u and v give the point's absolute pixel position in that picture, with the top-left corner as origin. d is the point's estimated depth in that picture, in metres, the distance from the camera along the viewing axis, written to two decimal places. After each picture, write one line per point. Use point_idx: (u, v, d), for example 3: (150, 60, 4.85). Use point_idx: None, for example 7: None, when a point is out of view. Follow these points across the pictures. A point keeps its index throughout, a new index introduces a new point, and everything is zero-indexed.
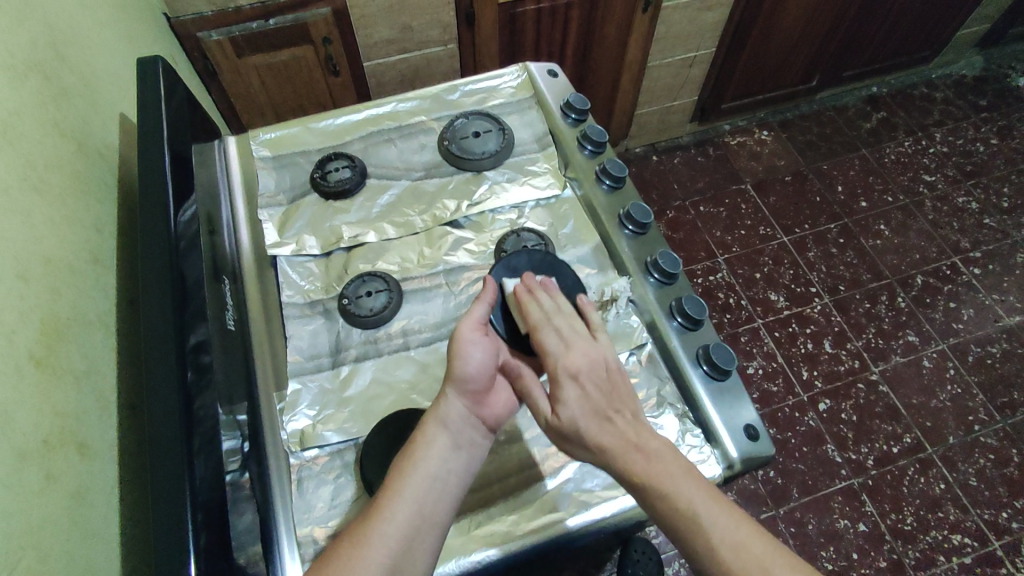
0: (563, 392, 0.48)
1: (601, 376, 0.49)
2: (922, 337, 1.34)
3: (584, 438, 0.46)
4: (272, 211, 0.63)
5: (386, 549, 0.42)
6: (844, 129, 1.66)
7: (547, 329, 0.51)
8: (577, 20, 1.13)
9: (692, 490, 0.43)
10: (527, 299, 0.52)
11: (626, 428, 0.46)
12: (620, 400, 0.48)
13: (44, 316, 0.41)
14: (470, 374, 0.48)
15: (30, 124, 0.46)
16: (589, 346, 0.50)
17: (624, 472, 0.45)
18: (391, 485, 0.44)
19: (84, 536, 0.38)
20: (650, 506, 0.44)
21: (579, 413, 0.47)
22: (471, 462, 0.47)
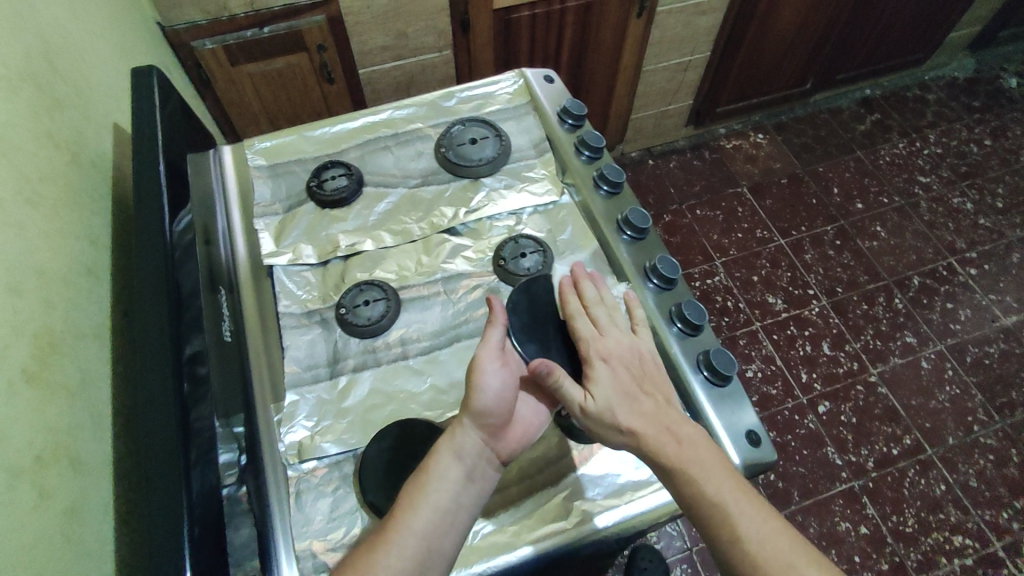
0: (595, 372, 0.50)
1: (631, 364, 0.51)
2: (920, 338, 1.34)
3: (618, 418, 0.48)
4: (268, 220, 0.62)
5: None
6: (838, 131, 1.66)
7: (583, 316, 0.53)
8: (572, 25, 1.13)
9: (722, 480, 0.46)
10: (567, 288, 0.54)
11: (656, 412, 0.49)
12: (652, 387, 0.50)
13: (37, 330, 0.40)
14: (488, 406, 0.47)
15: (24, 135, 0.45)
16: (623, 337, 0.52)
17: (656, 456, 0.47)
18: (400, 512, 0.44)
19: (79, 553, 0.37)
20: (677, 491, 0.46)
21: (610, 393, 0.49)
22: (481, 493, 0.46)
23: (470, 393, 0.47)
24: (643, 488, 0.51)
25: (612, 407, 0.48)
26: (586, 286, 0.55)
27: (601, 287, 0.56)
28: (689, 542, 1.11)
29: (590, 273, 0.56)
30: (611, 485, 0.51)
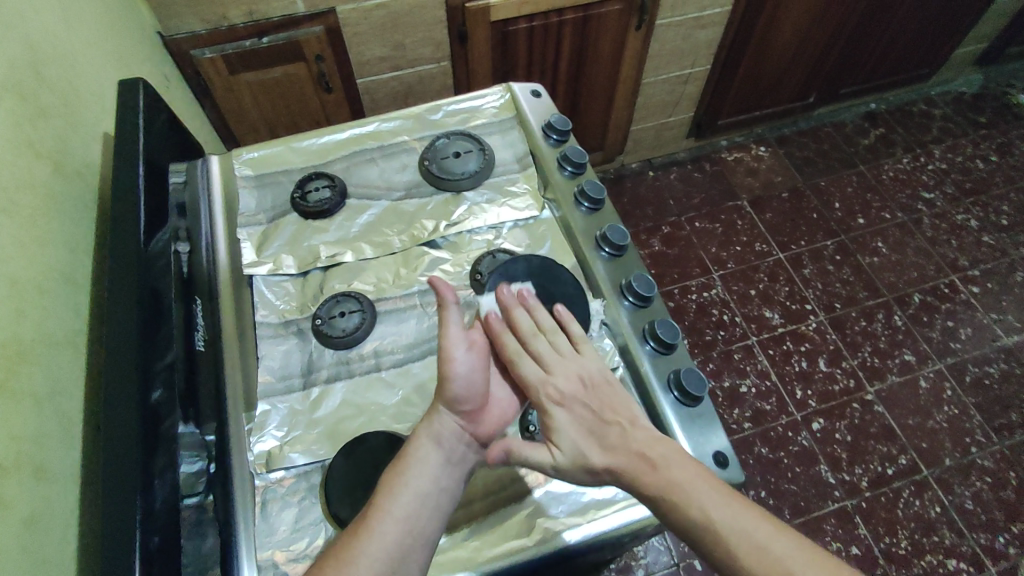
0: (553, 420, 0.49)
1: (585, 394, 0.50)
2: (919, 356, 1.33)
3: (590, 464, 0.47)
4: (251, 230, 0.63)
5: (375, 564, 0.42)
6: (842, 145, 1.65)
7: (525, 357, 0.52)
8: (569, 38, 1.14)
9: (704, 495, 0.44)
10: (501, 331, 0.53)
11: (624, 440, 0.47)
12: (613, 409, 0.50)
13: (7, 339, 0.41)
14: (461, 391, 0.49)
15: (4, 146, 0.47)
16: (568, 366, 0.52)
17: (636, 485, 0.46)
18: (379, 501, 0.45)
19: (34, 561, 0.38)
20: (665, 518, 0.44)
21: (574, 436, 0.48)
22: (461, 477, 0.47)
23: (443, 380, 0.49)
24: (607, 507, 0.51)
25: (580, 451, 0.48)
26: (518, 321, 0.54)
27: (535, 313, 0.55)
28: (676, 557, 1.10)
29: (520, 295, 0.56)
30: (575, 503, 0.51)
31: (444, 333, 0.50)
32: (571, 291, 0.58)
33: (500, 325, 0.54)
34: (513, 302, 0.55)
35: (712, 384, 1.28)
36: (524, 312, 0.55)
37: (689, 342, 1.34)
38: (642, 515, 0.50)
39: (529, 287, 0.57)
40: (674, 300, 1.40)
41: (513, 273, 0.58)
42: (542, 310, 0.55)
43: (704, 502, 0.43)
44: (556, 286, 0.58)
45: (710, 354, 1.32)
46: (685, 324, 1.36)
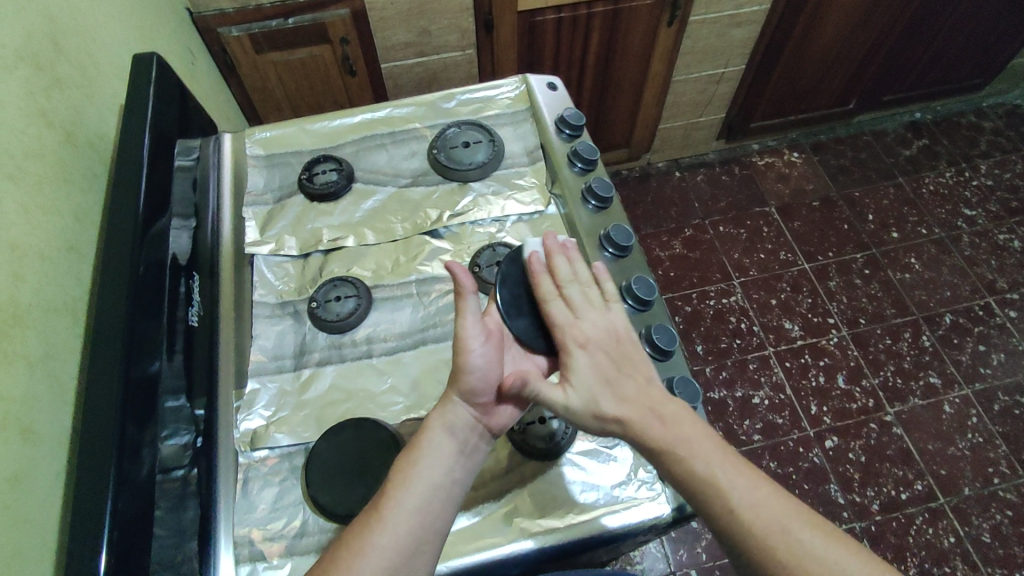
0: (573, 360, 0.49)
1: (609, 345, 0.50)
2: (945, 380, 1.27)
3: (602, 409, 0.47)
4: (257, 209, 0.64)
5: (388, 555, 0.41)
6: (881, 155, 1.59)
7: (557, 299, 0.52)
8: (599, 30, 1.11)
9: (710, 454, 0.45)
10: (539, 270, 0.53)
11: (638, 395, 0.48)
12: (631, 366, 0.49)
13: (3, 301, 0.42)
14: (477, 384, 0.47)
15: (15, 113, 0.48)
16: (597, 317, 0.51)
17: (643, 438, 0.46)
18: (391, 489, 0.44)
19: (14, 520, 0.39)
20: (671, 473, 0.45)
21: (592, 383, 0.48)
22: (473, 468, 0.46)
23: (456, 371, 0.47)
24: (586, 512, 0.49)
25: (595, 397, 0.47)
26: (558, 264, 0.53)
27: (575, 262, 0.54)
28: (672, 565, 1.09)
29: (563, 244, 0.54)
30: (554, 506, 0.50)
31: (461, 323, 0.48)
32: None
33: (539, 265, 0.53)
34: (557, 247, 0.54)
35: (723, 394, 1.26)
36: (565, 259, 0.54)
37: (703, 349, 1.31)
38: (622, 523, 0.49)
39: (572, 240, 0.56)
40: (692, 305, 1.37)
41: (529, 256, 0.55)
42: (582, 262, 0.54)
43: (711, 461, 0.45)
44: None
45: (723, 362, 1.29)
46: (700, 330, 1.33)
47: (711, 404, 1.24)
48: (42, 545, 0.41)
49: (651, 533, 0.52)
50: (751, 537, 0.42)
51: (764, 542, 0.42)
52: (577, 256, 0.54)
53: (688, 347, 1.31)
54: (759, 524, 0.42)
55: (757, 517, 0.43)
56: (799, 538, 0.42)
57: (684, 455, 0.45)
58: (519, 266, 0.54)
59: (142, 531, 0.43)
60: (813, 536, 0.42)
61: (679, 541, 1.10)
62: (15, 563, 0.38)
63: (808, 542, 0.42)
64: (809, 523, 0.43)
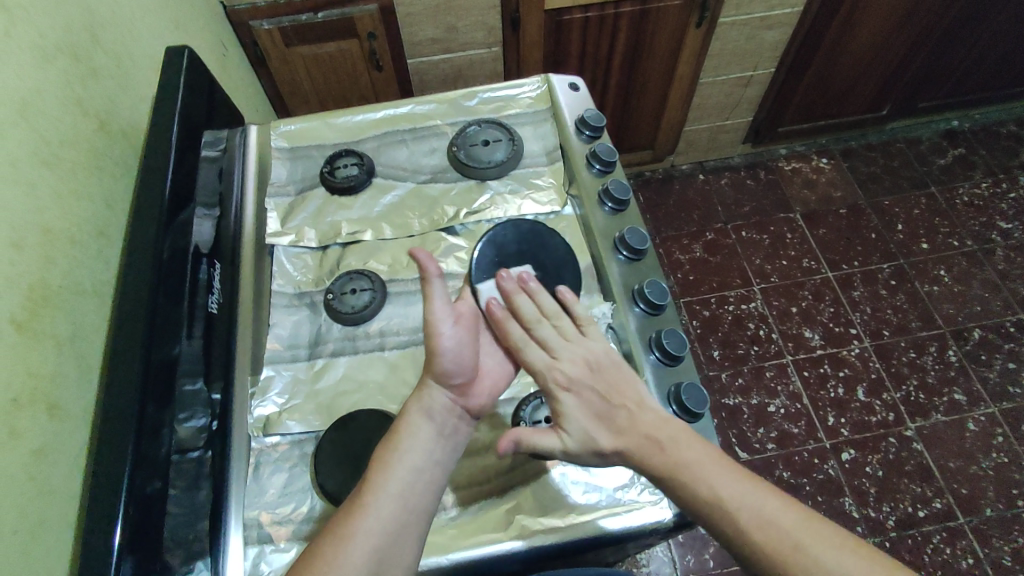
0: (560, 405, 0.50)
1: (591, 377, 0.50)
2: (970, 397, 1.24)
3: (600, 446, 0.48)
4: (278, 200, 0.65)
5: (373, 539, 0.42)
6: (913, 163, 1.55)
7: (531, 344, 0.52)
8: (626, 30, 1.10)
9: (713, 473, 0.45)
10: (502, 317, 0.53)
11: (631, 422, 0.48)
12: (619, 391, 0.50)
13: (33, 282, 0.44)
14: (451, 366, 0.49)
15: (50, 101, 0.49)
16: (574, 349, 0.52)
17: (647, 466, 0.46)
18: (372, 476, 0.45)
19: (38, 492, 0.41)
20: (676, 498, 0.45)
21: (583, 422, 0.49)
22: (454, 450, 0.48)
23: (430, 355, 0.49)
24: (588, 512, 0.50)
25: (589, 434, 0.48)
26: (520, 307, 0.53)
27: (537, 296, 0.54)
28: (678, 570, 1.08)
29: (521, 280, 0.55)
30: (556, 506, 0.50)
31: (430, 307, 0.50)
32: (561, 257, 0.58)
33: (501, 311, 0.53)
34: (513, 288, 0.54)
35: (738, 400, 1.24)
36: (526, 297, 0.54)
37: (719, 354, 1.30)
38: (623, 526, 0.49)
39: (527, 269, 0.57)
40: (710, 309, 1.36)
41: (502, 241, 0.57)
42: (544, 293, 0.54)
43: (713, 480, 0.45)
44: (542, 251, 0.58)
45: (740, 369, 1.28)
46: (718, 335, 1.32)
47: (726, 411, 1.23)
48: (63, 517, 0.43)
49: (653, 536, 0.52)
50: (758, 552, 0.42)
51: (773, 558, 0.41)
52: (538, 288, 0.55)
53: (704, 352, 1.30)
54: (767, 540, 0.42)
55: (765, 534, 0.42)
56: (808, 552, 0.41)
57: (686, 477, 0.45)
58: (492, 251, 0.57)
59: (156, 510, 0.44)
60: (823, 548, 0.41)
61: (687, 547, 1.10)
62: (37, 532, 0.40)
63: (817, 556, 0.41)
64: (817, 534, 0.42)
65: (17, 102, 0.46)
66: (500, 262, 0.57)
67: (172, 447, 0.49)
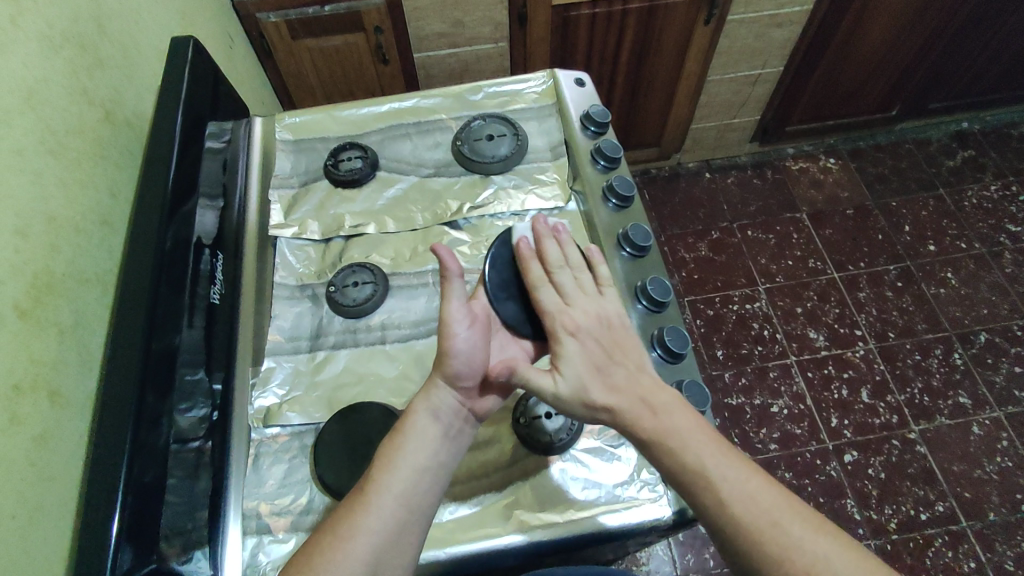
0: (562, 348, 0.49)
1: (599, 332, 0.50)
2: (976, 400, 1.23)
3: (593, 398, 0.47)
4: (282, 192, 0.65)
5: (373, 538, 0.42)
6: (922, 164, 1.54)
7: (547, 285, 0.52)
8: (632, 27, 1.10)
9: (700, 446, 0.45)
10: (529, 256, 0.54)
11: (629, 384, 0.48)
12: (623, 353, 0.49)
13: (37, 270, 0.44)
14: (462, 368, 0.48)
15: (55, 90, 0.50)
16: (588, 301, 0.51)
17: (634, 428, 0.46)
18: (376, 473, 0.45)
19: (39, 479, 0.41)
20: (660, 465, 0.45)
21: (581, 371, 0.48)
22: (458, 451, 0.47)
23: (443, 356, 0.48)
24: (587, 508, 0.50)
25: (584, 384, 0.48)
26: (547, 249, 0.54)
27: (565, 246, 0.54)
28: (678, 569, 1.08)
29: (555, 229, 0.55)
30: (554, 501, 0.50)
31: (447, 307, 0.49)
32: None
33: (529, 250, 0.54)
34: (545, 231, 0.55)
35: (741, 400, 1.24)
36: (554, 243, 0.54)
37: (723, 354, 1.29)
38: (622, 523, 0.49)
39: (560, 224, 0.57)
40: (714, 308, 1.35)
41: (525, 239, 0.57)
42: (573, 244, 0.54)
43: (701, 452, 0.44)
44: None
45: (743, 369, 1.28)
46: (722, 334, 1.32)
47: (728, 410, 1.23)
48: (63, 504, 0.43)
49: (653, 533, 0.52)
50: (736, 526, 0.42)
51: (752, 533, 0.41)
52: (568, 240, 0.55)
53: (707, 352, 1.29)
54: (748, 515, 0.42)
55: (746, 509, 0.42)
56: (788, 531, 0.41)
57: (674, 446, 0.45)
58: (515, 250, 0.56)
59: (156, 498, 0.45)
60: (803, 530, 0.41)
61: (687, 546, 1.10)
62: (38, 518, 0.41)
63: (798, 538, 0.41)
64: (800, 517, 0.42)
65: (23, 90, 0.46)
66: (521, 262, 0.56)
67: (171, 436, 0.48)
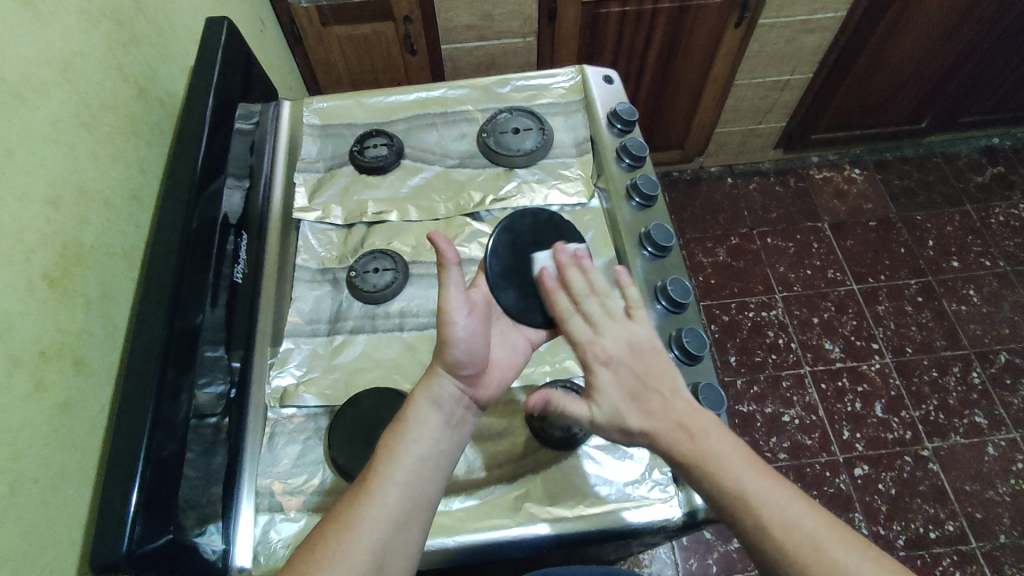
0: (597, 379, 0.49)
1: (631, 358, 0.50)
2: (992, 421, 1.21)
3: (629, 424, 0.47)
4: (307, 176, 0.66)
5: (379, 527, 0.42)
6: (949, 179, 1.51)
7: (574, 316, 0.52)
8: (662, 27, 1.09)
9: (741, 469, 0.45)
10: (553, 287, 0.53)
11: (664, 409, 0.48)
12: (656, 378, 0.49)
13: (67, 241, 0.45)
14: (462, 355, 0.48)
15: (91, 64, 0.50)
16: (618, 328, 0.51)
17: (672, 452, 0.46)
18: (379, 463, 0.45)
19: (62, 444, 0.42)
20: (697, 485, 0.45)
21: (616, 398, 0.48)
22: (460, 440, 0.48)
23: (443, 345, 0.48)
24: (596, 505, 0.50)
25: (619, 412, 0.48)
26: (570, 278, 0.53)
27: (589, 273, 0.54)
28: (681, 573, 1.08)
29: (574, 255, 0.55)
30: (564, 495, 0.50)
31: (445, 295, 0.49)
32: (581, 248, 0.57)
33: (553, 280, 0.54)
34: (567, 260, 0.54)
35: (752, 408, 1.23)
36: (578, 272, 0.54)
37: (736, 360, 1.28)
38: (631, 521, 0.49)
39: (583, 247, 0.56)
40: (730, 314, 1.34)
41: (518, 229, 0.56)
42: (596, 270, 0.54)
43: (741, 475, 0.44)
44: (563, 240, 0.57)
45: (756, 376, 1.27)
46: (736, 341, 1.31)
47: (739, 417, 1.22)
48: (85, 471, 0.44)
49: (661, 534, 0.52)
50: (780, 552, 0.42)
51: (796, 559, 0.41)
52: (591, 266, 0.55)
53: (721, 357, 1.29)
54: (789, 540, 0.42)
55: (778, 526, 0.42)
56: (830, 556, 0.41)
57: (713, 469, 0.45)
58: (508, 238, 0.55)
59: (173, 472, 0.45)
60: (843, 551, 0.41)
61: (691, 550, 1.10)
62: (59, 484, 0.41)
63: (841, 561, 0.41)
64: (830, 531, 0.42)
65: (59, 63, 0.46)
66: (518, 249, 0.55)
67: (191, 412, 0.48)
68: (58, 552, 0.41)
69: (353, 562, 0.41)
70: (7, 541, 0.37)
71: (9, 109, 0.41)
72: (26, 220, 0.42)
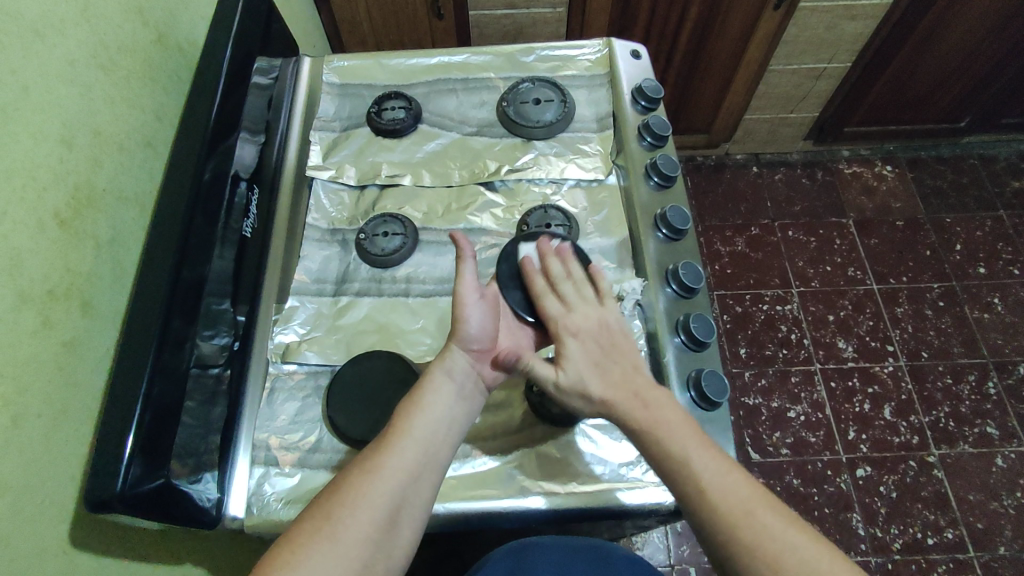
0: (565, 349, 0.49)
1: (599, 332, 0.50)
2: (1004, 432, 1.19)
3: (590, 391, 0.48)
4: (323, 134, 0.65)
5: (399, 476, 0.43)
6: (984, 183, 1.46)
7: (550, 295, 0.52)
8: (699, 4, 1.06)
9: (684, 435, 0.45)
10: (531, 270, 0.53)
11: (623, 379, 0.48)
12: (620, 354, 0.50)
13: (79, 183, 0.45)
14: (474, 331, 0.48)
15: (111, 5, 0.50)
16: (590, 309, 0.51)
17: (627, 420, 0.47)
18: (404, 415, 0.45)
19: (65, 383, 0.43)
20: (644, 450, 0.46)
21: (580, 367, 0.49)
22: (478, 404, 0.48)
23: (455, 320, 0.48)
24: (590, 483, 0.49)
25: (583, 380, 0.48)
26: (551, 265, 0.53)
27: (569, 261, 0.54)
28: (672, 558, 1.08)
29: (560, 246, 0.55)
30: (558, 469, 0.50)
31: (460, 277, 0.49)
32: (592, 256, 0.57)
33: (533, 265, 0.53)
34: (550, 249, 0.54)
35: (758, 401, 1.22)
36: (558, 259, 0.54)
37: (746, 352, 1.27)
38: (622, 502, 0.49)
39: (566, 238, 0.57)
40: (743, 305, 1.32)
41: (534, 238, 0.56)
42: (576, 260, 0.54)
43: (683, 440, 0.45)
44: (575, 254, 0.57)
45: (765, 370, 1.25)
46: (747, 333, 1.29)
47: (744, 409, 1.21)
48: (87, 412, 0.44)
49: (652, 517, 0.51)
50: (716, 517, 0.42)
51: (726, 519, 0.42)
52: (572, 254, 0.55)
53: (730, 348, 1.27)
54: (724, 502, 0.42)
55: (722, 496, 0.43)
56: (761, 519, 0.42)
57: (660, 434, 0.45)
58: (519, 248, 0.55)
59: (172, 418, 0.46)
60: (773, 518, 0.42)
61: (684, 536, 1.10)
62: (61, 421, 0.42)
63: (769, 525, 0.42)
64: (771, 508, 0.43)
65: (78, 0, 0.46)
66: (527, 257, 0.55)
67: (193, 360, 0.48)
68: (60, 488, 0.41)
69: (373, 505, 0.41)
70: (9, 471, 0.37)
71: (25, 44, 0.41)
72: (40, 158, 0.42)
